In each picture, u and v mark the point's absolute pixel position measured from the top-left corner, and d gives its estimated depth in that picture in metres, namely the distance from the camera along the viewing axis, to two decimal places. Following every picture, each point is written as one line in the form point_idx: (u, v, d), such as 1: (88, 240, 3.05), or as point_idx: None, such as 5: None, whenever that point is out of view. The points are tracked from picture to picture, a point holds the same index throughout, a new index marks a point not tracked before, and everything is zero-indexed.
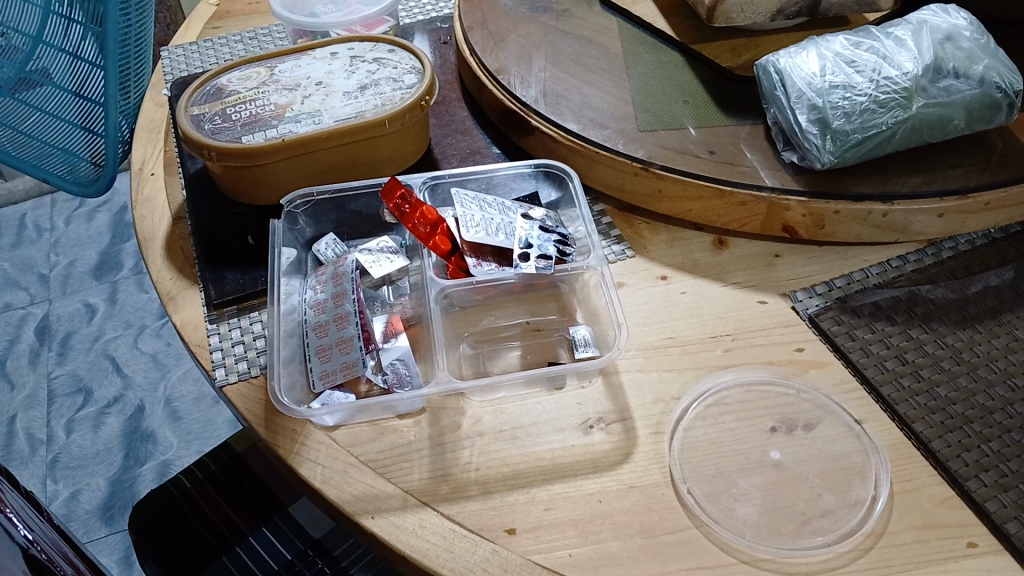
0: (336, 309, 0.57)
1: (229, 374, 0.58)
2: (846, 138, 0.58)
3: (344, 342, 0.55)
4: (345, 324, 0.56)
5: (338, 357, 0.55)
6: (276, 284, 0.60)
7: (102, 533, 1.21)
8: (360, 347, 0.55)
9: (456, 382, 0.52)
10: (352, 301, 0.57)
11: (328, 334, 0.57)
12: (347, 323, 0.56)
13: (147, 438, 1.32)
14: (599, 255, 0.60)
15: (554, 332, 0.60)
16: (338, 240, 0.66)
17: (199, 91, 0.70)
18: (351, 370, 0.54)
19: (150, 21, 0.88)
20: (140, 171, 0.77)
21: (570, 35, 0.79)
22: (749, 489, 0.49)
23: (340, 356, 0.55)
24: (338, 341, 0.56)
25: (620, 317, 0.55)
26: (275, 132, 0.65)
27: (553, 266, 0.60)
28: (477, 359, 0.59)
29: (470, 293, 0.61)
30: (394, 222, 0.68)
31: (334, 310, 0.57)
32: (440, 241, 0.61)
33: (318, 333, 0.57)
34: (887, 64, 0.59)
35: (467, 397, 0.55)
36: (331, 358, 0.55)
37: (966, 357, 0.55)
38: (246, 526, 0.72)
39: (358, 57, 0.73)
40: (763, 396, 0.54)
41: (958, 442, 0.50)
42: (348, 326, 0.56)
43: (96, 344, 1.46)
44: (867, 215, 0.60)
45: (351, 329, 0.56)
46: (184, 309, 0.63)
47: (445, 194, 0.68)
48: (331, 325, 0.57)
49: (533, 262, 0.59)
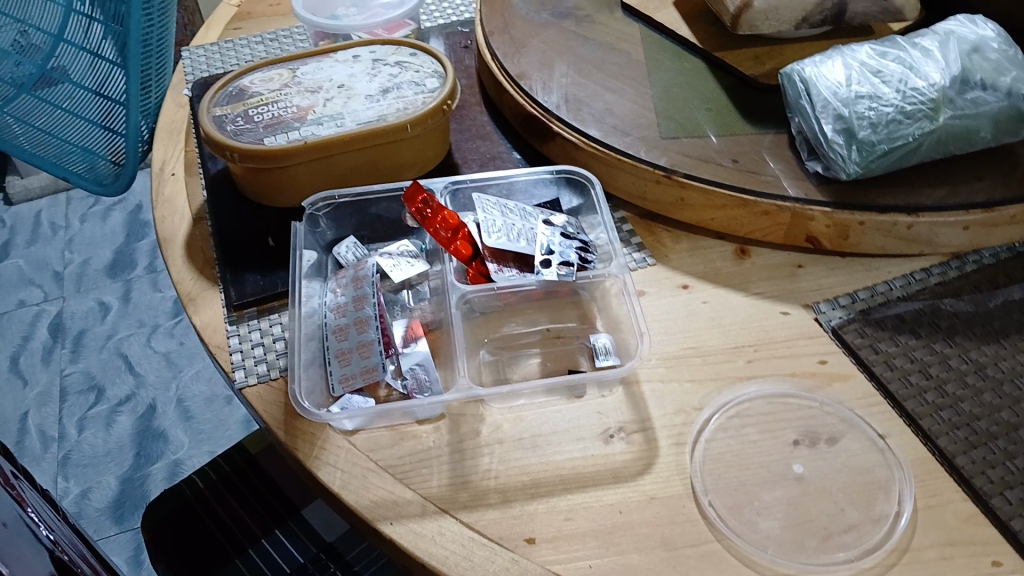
0: (357, 313, 0.57)
1: (248, 377, 0.58)
2: (871, 149, 0.58)
3: (364, 347, 0.55)
4: (366, 327, 0.56)
5: (358, 361, 0.55)
6: (297, 286, 0.60)
7: (112, 532, 1.21)
8: (380, 352, 0.55)
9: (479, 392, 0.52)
10: (372, 305, 0.57)
11: (348, 337, 0.56)
12: (368, 328, 0.56)
13: (158, 436, 1.33)
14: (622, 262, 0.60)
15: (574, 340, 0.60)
16: (359, 243, 0.65)
17: (221, 92, 0.70)
18: (371, 374, 0.54)
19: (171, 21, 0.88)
20: (161, 172, 0.77)
21: (592, 41, 0.78)
22: (771, 502, 0.49)
23: (360, 360, 0.55)
24: (359, 344, 0.56)
25: (642, 326, 0.55)
26: (297, 135, 0.65)
27: (575, 273, 0.60)
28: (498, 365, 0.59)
29: (490, 299, 0.62)
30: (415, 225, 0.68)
31: (354, 313, 0.57)
32: (461, 246, 0.61)
33: (338, 336, 0.57)
34: (914, 75, 0.58)
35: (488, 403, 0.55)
36: (351, 362, 0.55)
37: (992, 372, 0.54)
38: (260, 529, 0.72)
39: (380, 61, 0.73)
40: (785, 408, 0.54)
41: (984, 459, 0.50)
42: (368, 330, 0.56)
43: (109, 342, 1.47)
44: (892, 226, 0.60)
45: (371, 333, 0.56)
46: (205, 311, 0.63)
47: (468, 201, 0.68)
48: (351, 327, 0.57)
49: (555, 268, 0.59)
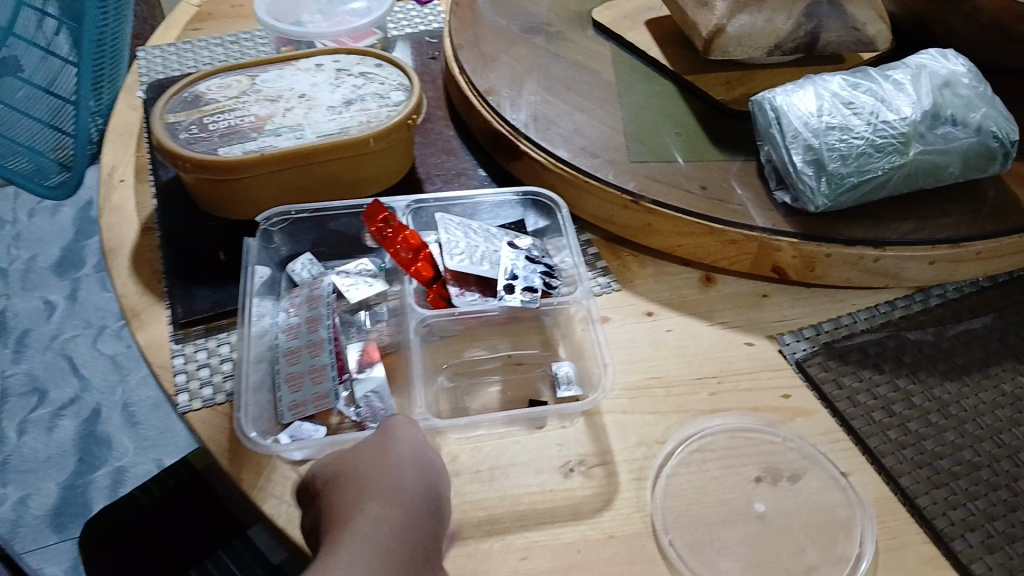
0: (309, 334, 0.55)
1: (193, 401, 0.55)
2: (840, 182, 0.57)
3: (316, 371, 0.53)
4: (319, 351, 0.54)
5: (309, 387, 0.53)
6: (250, 305, 0.58)
7: (50, 541, 1.17)
8: (332, 377, 0.53)
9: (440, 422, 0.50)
10: (327, 327, 0.55)
11: (300, 360, 0.54)
12: (321, 351, 0.54)
13: (102, 442, 1.28)
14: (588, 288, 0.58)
15: (535, 368, 0.58)
16: (315, 260, 0.64)
17: (176, 98, 0.67)
18: (323, 402, 0.52)
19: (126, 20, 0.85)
20: (109, 177, 0.74)
21: (562, 59, 0.77)
22: (732, 542, 0.48)
23: (312, 386, 0.53)
24: (311, 369, 0.53)
25: (605, 357, 0.54)
26: (253, 145, 0.63)
27: (538, 299, 0.58)
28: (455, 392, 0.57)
29: (451, 323, 0.60)
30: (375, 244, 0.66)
31: (307, 335, 0.55)
32: (422, 268, 0.59)
33: (290, 359, 0.55)
34: (885, 108, 0.58)
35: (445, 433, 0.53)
36: (302, 388, 0.53)
37: (954, 410, 0.54)
38: (203, 549, 0.70)
39: (344, 71, 0.71)
40: (747, 443, 0.53)
41: (945, 499, 0.49)
42: (321, 355, 0.54)
43: (53, 343, 1.42)
44: (858, 259, 0.59)
45: (325, 357, 0.54)
46: (150, 327, 0.60)
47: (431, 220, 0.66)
48: (303, 351, 0.55)
49: (518, 294, 0.58)
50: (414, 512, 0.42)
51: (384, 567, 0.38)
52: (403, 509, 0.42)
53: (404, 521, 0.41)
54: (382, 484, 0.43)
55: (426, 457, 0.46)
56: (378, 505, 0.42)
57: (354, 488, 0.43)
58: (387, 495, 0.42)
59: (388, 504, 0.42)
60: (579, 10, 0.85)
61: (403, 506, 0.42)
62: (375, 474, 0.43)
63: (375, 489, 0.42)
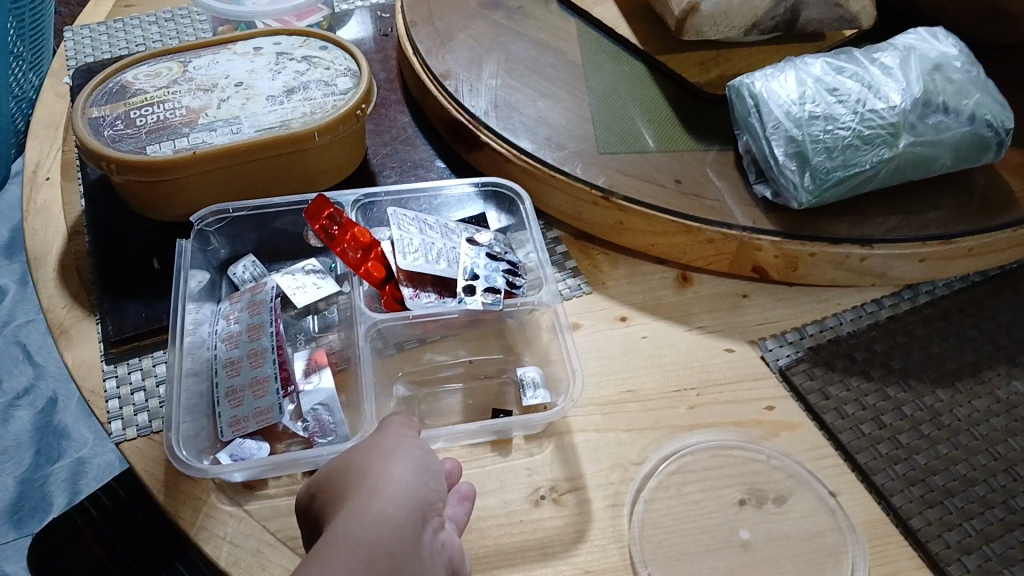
0: (251, 344, 0.51)
1: (126, 429, 0.50)
2: (826, 176, 0.53)
3: (258, 384, 0.49)
4: (261, 361, 0.50)
5: (251, 401, 0.48)
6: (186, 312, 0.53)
7: (9, 538, 1.11)
8: (276, 390, 0.48)
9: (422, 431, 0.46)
10: (269, 335, 0.51)
11: (240, 372, 0.50)
12: (263, 361, 0.50)
13: (60, 433, 1.22)
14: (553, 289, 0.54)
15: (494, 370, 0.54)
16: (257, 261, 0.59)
17: (99, 89, 0.61)
18: (266, 416, 0.48)
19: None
20: (34, 175, 0.67)
21: (525, 37, 0.72)
22: (716, 574, 0.45)
23: (253, 400, 0.48)
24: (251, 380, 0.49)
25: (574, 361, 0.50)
26: (186, 142, 0.57)
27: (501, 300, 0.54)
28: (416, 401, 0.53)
29: (406, 327, 0.55)
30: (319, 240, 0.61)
31: (248, 345, 0.51)
32: (372, 268, 0.54)
33: (229, 371, 0.50)
34: (873, 95, 0.54)
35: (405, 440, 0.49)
36: (243, 403, 0.49)
37: (946, 420, 0.51)
38: (158, 564, 0.66)
39: (285, 54, 0.65)
40: (730, 463, 0.49)
41: (940, 520, 0.46)
42: (264, 363, 0.50)
43: (5, 329, 1.34)
44: (844, 258, 0.56)
45: (269, 366, 0.50)
46: (77, 347, 0.55)
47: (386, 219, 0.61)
48: (244, 362, 0.50)
49: (479, 295, 0.53)
50: (430, 473, 0.38)
51: (393, 525, 0.33)
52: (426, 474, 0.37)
53: (425, 486, 0.37)
54: (400, 451, 0.38)
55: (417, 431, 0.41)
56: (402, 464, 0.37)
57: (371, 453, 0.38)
58: (405, 457, 0.38)
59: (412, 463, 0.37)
60: None
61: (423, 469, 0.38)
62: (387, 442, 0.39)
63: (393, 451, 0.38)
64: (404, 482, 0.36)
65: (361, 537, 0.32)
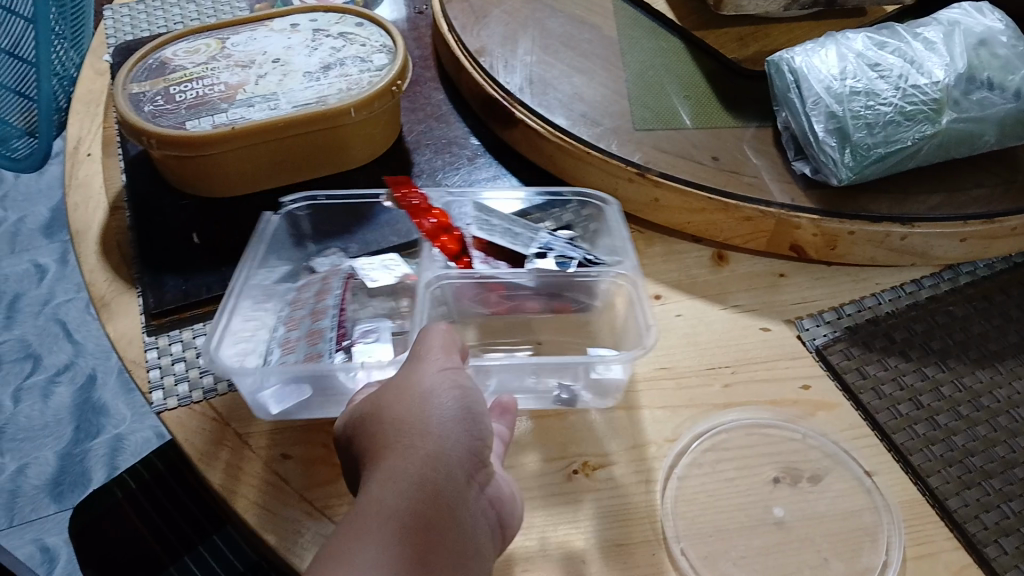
0: (316, 304, 0.52)
1: (167, 399, 0.51)
2: (866, 153, 0.52)
3: (315, 334, 0.49)
4: (320, 321, 0.50)
5: (304, 347, 0.48)
6: (260, 277, 0.54)
7: (50, 510, 1.14)
8: (331, 341, 0.49)
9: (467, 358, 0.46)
10: (334, 298, 0.52)
11: (298, 326, 0.51)
12: (324, 318, 0.51)
13: (100, 410, 1.25)
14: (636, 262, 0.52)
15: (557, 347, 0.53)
16: (342, 253, 0.58)
17: (139, 65, 0.62)
18: (316, 359, 0.47)
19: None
20: (75, 151, 0.69)
21: (560, 14, 0.71)
22: (749, 552, 0.44)
23: (306, 347, 0.49)
24: (309, 334, 0.49)
25: (648, 320, 0.48)
26: (224, 118, 0.58)
27: (574, 265, 0.53)
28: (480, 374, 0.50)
29: (473, 290, 0.53)
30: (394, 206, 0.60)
31: (312, 305, 0.52)
32: (447, 242, 0.55)
33: (286, 326, 0.51)
34: (915, 71, 0.53)
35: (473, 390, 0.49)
36: (296, 349, 0.48)
37: (986, 401, 0.50)
38: (195, 534, 0.67)
39: (322, 31, 0.65)
40: (765, 441, 0.49)
41: (978, 501, 0.45)
42: (323, 320, 0.50)
43: (46, 307, 1.38)
44: (884, 237, 0.54)
45: (326, 322, 0.50)
46: (118, 319, 0.56)
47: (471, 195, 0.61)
48: (305, 322, 0.51)
49: (550, 257, 0.54)
50: (472, 416, 0.37)
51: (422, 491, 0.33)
52: (466, 412, 0.37)
53: (465, 427, 0.37)
54: (438, 390, 0.37)
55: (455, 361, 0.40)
56: (441, 406, 0.37)
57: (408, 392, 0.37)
58: (444, 394, 0.37)
59: (450, 403, 0.37)
60: None
61: (463, 407, 0.37)
62: (424, 378, 0.38)
63: (430, 389, 0.37)
64: (443, 425, 0.36)
65: (390, 504, 0.33)
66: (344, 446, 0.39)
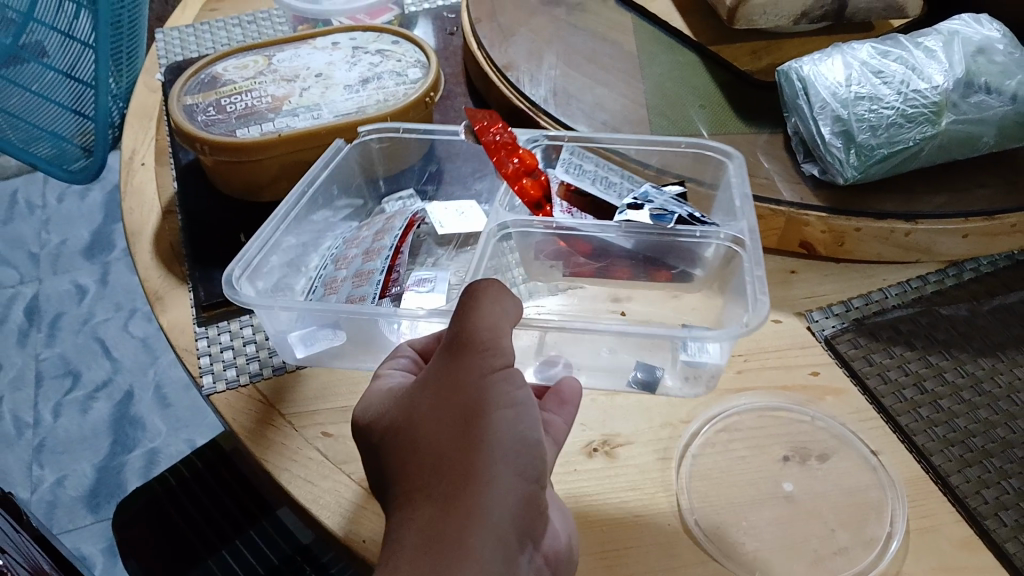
0: (376, 242, 0.58)
1: (217, 382, 0.55)
2: (870, 153, 0.56)
3: (364, 275, 0.55)
4: (371, 264, 0.56)
5: (349, 289, 0.54)
6: (318, 216, 0.61)
7: (86, 521, 1.18)
8: (373, 286, 0.53)
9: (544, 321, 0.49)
10: (391, 238, 0.58)
11: (352, 265, 0.57)
12: (375, 259, 0.56)
13: (135, 424, 1.30)
14: (751, 223, 0.53)
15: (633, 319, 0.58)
16: (414, 196, 0.67)
17: (192, 80, 0.67)
18: (356, 302, 0.52)
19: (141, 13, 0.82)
20: (130, 161, 0.74)
21: (583, 31, 0.76)
22: (760, 523, 0.47)
23: (353, 287, 0.54)
24: (357, 276, 0.55)
25: (760, 292, 0.48)
26: (271, 126, 0.62)
27: (672, 219, 0.55)
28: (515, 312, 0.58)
29: (553, 245, 0.59)
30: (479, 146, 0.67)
31: (371, 244, 0.58)
32: (528, 186, 0.59)
33: (341, 263, 0.58)
34: (916, 76, 0.57)
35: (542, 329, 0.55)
36: (341, 290, 0.54)
37: (987, 387, 0.52)
38: (233, 530, 0.70)
39: (361, 48, 0.70)
40: (776, 423, 0.52)
41: (978, 478, 0.48)
42: (375, 262, 0.56)
43: (86, 325, 1.44)
44: (890, 233, 0.58)
45: (376, 264, 0.55)
46: (172, 311, 0.60)
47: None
48: (357, 264, 0.56)
49: (646, 210, 0.56)
50: (524, 452, 0.36)
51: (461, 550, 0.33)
52: (528, 434, 0.36)
53: (527, 457, 0.36)
54: (491, 416, 0.35)
55: (507, 344, 0.38)
56: (506, 434, 0.35)
57: (471, 416, 0.36)
58: (506, 417, 0.36)
59: (514, 428, 0.36)
60: None
61: (526, 428, 0.36)
62: (485, 395, 0.36)
63: (493, 414, 0.36)
64: (510, 462, 0.35)
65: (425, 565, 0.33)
66: (390, 454, 0.38)
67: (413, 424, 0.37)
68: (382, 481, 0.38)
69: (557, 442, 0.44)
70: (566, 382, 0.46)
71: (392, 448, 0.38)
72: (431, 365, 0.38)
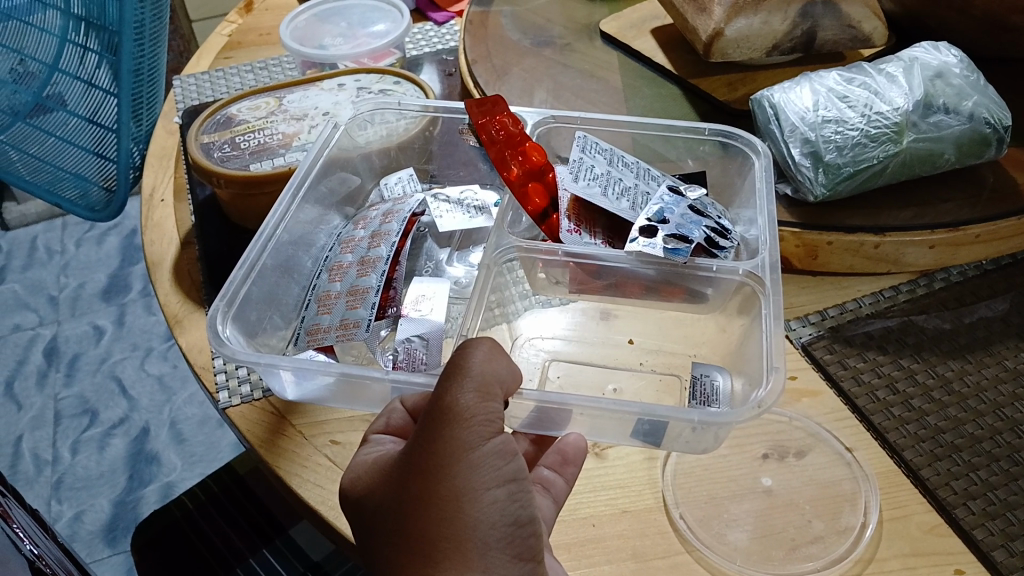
0: (369, 252, 0.61)
1: (232, 397, 0.59)
2: (837, 171, 0.60)
3: (359, 295, 0.58)
4: (366, 279, 0.59)
5: (343, 311, 0.57)
6: (312, 215, 0.66)
7: (104, 554, 1.21)
8: (370, 307, 0.57)
9: (524, 395, 0.48)
10: (387, 249, 0.60)
11: (347, 276, 0.60)
12: (370, 274, 0.59)
13: (151, 459, 1.33)
14: (772, 259, 0.56)
15: (639, 350, 0.62)
16: (414, 177, 0.72)
17: (209, 120, 0.72)
18: (352, 328, 0.56)
19: (161, 81, 0.85)
20: (150, 197, 0.79)
21: (572, 69, 0.82)
22: (740, 515, 0.50)
23: (347, 308, 0.57)
24: (352, 293, 0.58)
25: (774, 362, 0.49)
26: (282, 161, 0.67)
27: (686, 255, 0.58)
28: (519, 339, 0.63)
29: (572, 271, 0.64)
30: (481, 147, 0.72)
31: (366, 253, 0.61)
32: (534, 196, 0.63)
33: (336, 273, 0.61)
34: (878, 100, 0.61)
35: (546, 376, 0.60)
36: (336, 310, 0.58)
37: (956, 387, 0.55)
38: (247, 548, 0.72)
39: (364, 89, 0.76)
40: (755, 425, 0.55)
41: (948, 470, 0.51)
42: (369, 277, 0.59)
43: (103, 365, 1.48)
44: (859, 246, 0.62)
45: (371, 281, 0.58)
46: (190, 332, 0.64)
47: (563, 133, 0.71)
48: (352, 277, 0.59)
49: (660, 241, 0.58)
50: (518, 529, 0.39)
51: None
52: (517, 512, 0.39)
53: (515, 533, 0.39)
54: (481, 497, 0.38)
55: (491, 413, 0.40)
56: (495, 516, 0.38)
57: (459, 501, 0.38)
58: (495, 498, 0.38)
59: (502, 509, 0.38)
60: (588, 22, 0.89)
61: (513, 507, 0.39)
62: (472, 477, 0.38)
63: (481, 496, 0.38)
64: (501, 545, 0.38)
65: None
66: (382, 529, 0.40)
67: (401, 502, 0.39)
68: (374, 556, 0.40)
69: (555, 502, 0.47)
70: (569, 440, 0.49)
71: (383, 525, 0.40)
72: (414, 436, 0.40)
